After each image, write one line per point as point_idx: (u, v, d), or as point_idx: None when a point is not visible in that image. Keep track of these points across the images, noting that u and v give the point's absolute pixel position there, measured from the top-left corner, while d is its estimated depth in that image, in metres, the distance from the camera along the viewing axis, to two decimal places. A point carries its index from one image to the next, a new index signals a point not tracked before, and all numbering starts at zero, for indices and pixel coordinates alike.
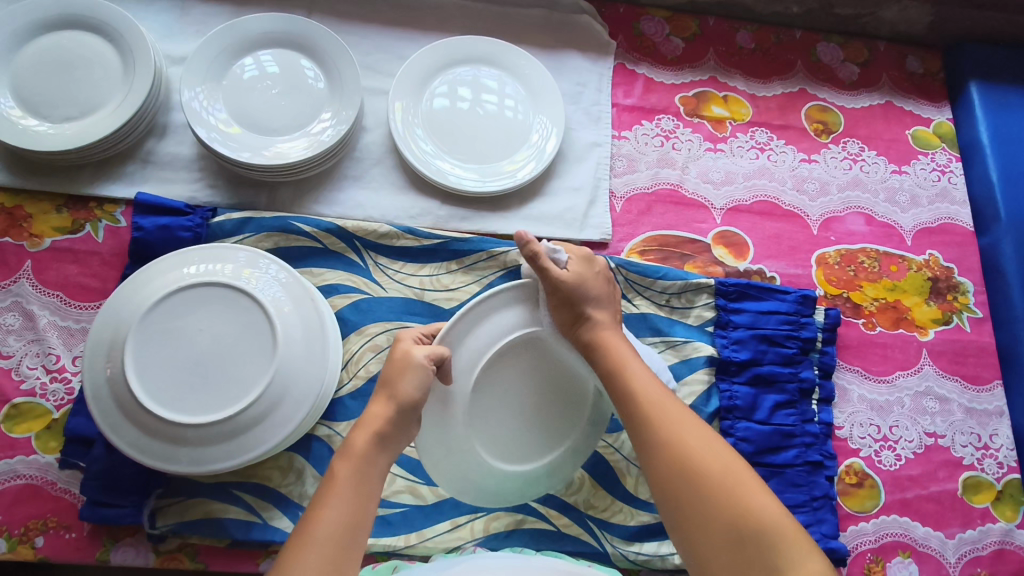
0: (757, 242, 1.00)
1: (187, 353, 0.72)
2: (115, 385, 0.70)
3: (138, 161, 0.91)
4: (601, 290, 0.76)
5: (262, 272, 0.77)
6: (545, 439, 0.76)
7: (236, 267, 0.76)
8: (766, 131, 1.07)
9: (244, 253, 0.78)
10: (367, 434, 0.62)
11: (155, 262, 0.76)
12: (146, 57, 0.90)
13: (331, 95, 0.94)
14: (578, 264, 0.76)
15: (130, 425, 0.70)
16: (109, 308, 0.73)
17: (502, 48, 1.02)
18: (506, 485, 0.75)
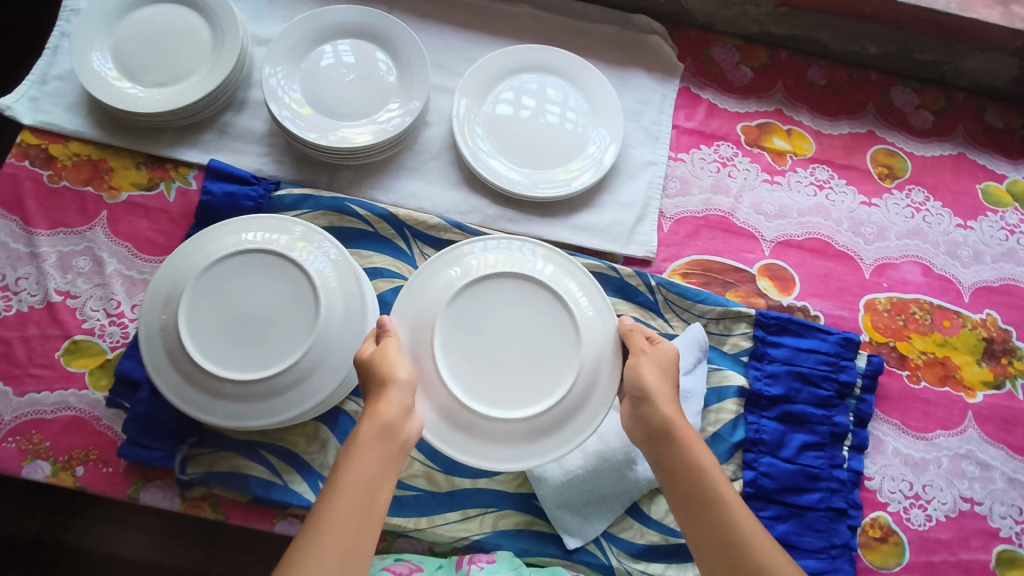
0: (804, 278, 0.98)
1: (234, 313, 0.76)
2: (168, 336, 0.75)
3: (215, 130, 0.97)
4: (662, 372, 0.71)
5: (312, 249, 0.80)
6: (539, 342, 0.73)
7: (291, 239, 0.80)
8: (828, 168, 1.05)
9: (301, 227, 0.82)
10: (386, 417, 0.62)
11: (218, 226, 0.81)
12: (234, 35, 0.95)
13: (399, 88, 0.97)
14: (659, 362, 0.72)
15: (175, 372, 0.74)
16: (171, 262, 0.78)
17: (571, 60, 1.03)
18: (518, 430, 0.71)
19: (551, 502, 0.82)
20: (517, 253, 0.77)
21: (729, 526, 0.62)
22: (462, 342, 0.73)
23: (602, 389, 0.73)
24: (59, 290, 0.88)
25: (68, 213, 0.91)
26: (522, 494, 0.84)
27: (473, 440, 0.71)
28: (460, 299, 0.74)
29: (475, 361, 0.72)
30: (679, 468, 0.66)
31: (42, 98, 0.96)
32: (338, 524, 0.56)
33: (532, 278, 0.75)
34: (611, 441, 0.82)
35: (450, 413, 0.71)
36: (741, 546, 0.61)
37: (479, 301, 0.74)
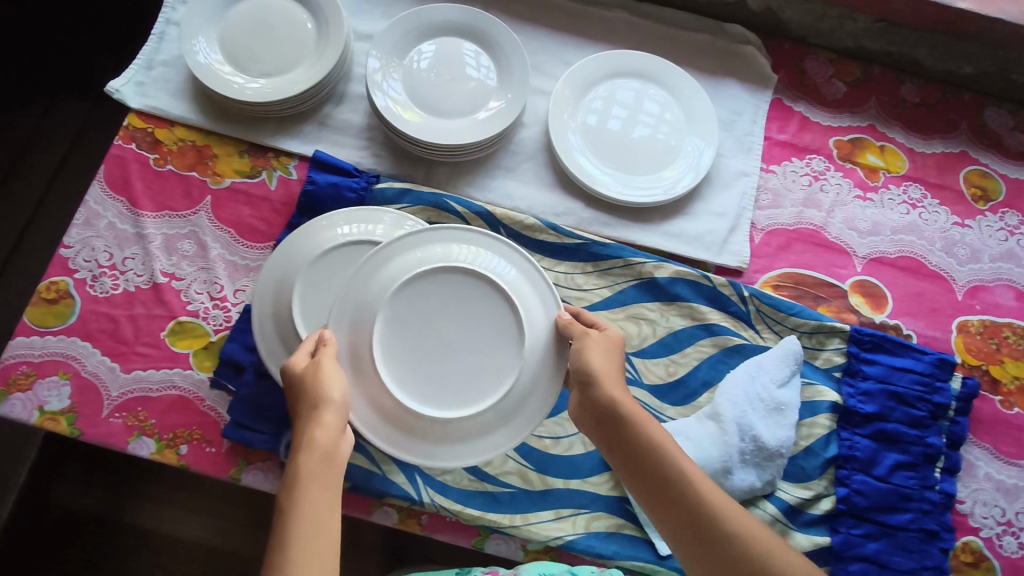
0: (896, 296, 0.98)
1: None
2: (280, 322, 0.77)
3: (316, 122, 0.99)
4: (606, 359, 0.70)
5: (410, 233, 0.80)
6: (477, 342, 0.70)
7: (386, 228, 0.81)
8: (921, 187, 1.05)
9: (394, 216, 0.83)
10: (319, 443, 0.58)
11: (314, 221, 0.82)
12: (339, 28, 0.96)
13: (498, 88, 0.98)
14: (602, 355, 0.70)
15: (287, 357, 0.76)
16: (279, 253, 0.81)
17: (666, 67, 1.04)
18: (473, 434, 0.69)
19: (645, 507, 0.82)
20: (459, 244, 0.73)
21: (694, 499, 0.63)
22: (403, 340, 0.69)
23: (535, 387, 0.71)
24: (165, 272, 0.90)
25: (173, 197, 0.93)
26: (613, 497, 0.85)
27: (426, 446, 0.69)
28: (401, 297, 0.69)
29: (417, 360, 0.69)
30: (635, 451, 0.66)
31: (147, 83, 0.97)
32: (301, 571, 0.51)
33: (472, 269, 0.71)
34: (707, 448, 0.82)
35: (395, 415, 0.68)
36: (704, 517, 0.62)
37: (417, 296, 0.70)
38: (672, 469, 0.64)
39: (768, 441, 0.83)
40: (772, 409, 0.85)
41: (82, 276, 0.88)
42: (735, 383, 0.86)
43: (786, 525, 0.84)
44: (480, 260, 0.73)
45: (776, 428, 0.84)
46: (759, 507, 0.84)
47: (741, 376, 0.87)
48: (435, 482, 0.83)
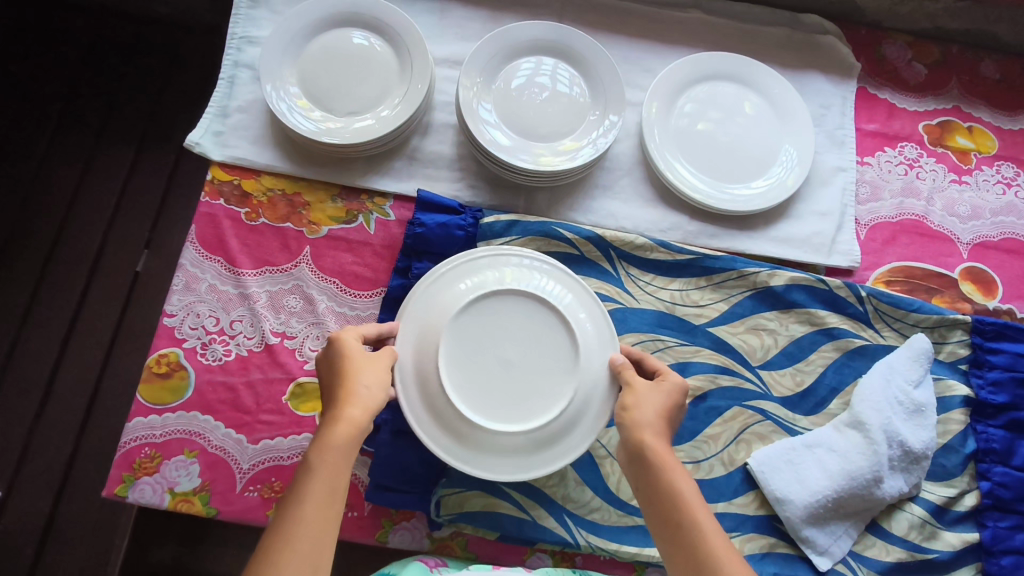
0: (1006, 280, 0.97)
1: (471, 335, 0.74)
2: (423, 371, 0.72)
3: (404, 157, 0.95)
4: (658, 405, 0.69)
5: (522, 272, 0.78)
6: (536, 361, 0.74)
7: (501, 268, 0.78)
8: (1013, 166, 1.04)
9: (514, 256, 0.80)
10: (344, 436, 0.60)
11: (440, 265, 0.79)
12: (424, 58, 0.94)
13: (592, 105, 0.95)
14: (658, 393, 0.70)
15: (416, 389, 0.72)
16: (415, 296, 0.76)
17: (752, 67, 1.02)
18: (509, 443, 0.72)
19: (798, 526, 0.81)
20: (527, 272, 0.78)
21: (710, 560, 0.57)
22: (465, 353, 0.73)
23: (591, 415, 0.74)
24: (276, 332, 0.86)
25: (272, 251, 0.89)
26: (762, 516, 0.83)
27: (468, 455, 0.72)
28: (467, 316, 0.74)
29: (473, 373, 0.73)
30: (660, 501, 0.63)
31: (227, 132, 0.94)
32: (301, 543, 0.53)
33: (538, 299, 0.76)
34: (856, 459, 0.81)
35: (442, 418, 0.72)
36: None
37: (483, 314, 0.75)
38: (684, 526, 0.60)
39: (913, 450, 0.82)
40: (912, 416, 0.84)
41: (191, 345, 0.84)
42: (869, 390, 0.85)
43: (935, 526, 0.84)
44: (544, 288, 0.77)
45: (918, 430, 0.84)
46: (906, 510, 0.84)
47: (875, 383, 0.86)
48: (585, 521, 0.80)
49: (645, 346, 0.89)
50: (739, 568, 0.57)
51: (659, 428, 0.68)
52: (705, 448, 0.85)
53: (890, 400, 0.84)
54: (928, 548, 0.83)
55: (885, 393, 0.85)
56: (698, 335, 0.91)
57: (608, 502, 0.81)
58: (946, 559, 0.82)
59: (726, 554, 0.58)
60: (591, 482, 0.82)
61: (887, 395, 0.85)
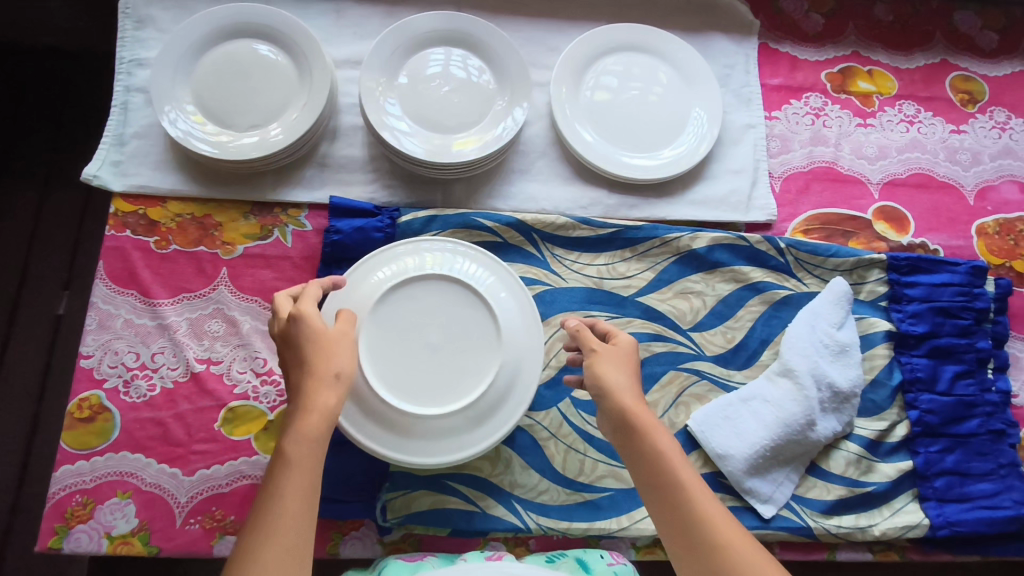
0: (916, 215, 1.01)
1: (394, 323, 0.74)
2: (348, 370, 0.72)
3: (315, 165, 0.93)
4: (627, 368, 0.65)
5: (448, 259, 0.79)
6: (460, 343, 0.74)
7: (421, 258, 0.79)
8: (914, 103, 1.07)
9: (432, 244, 0.80)
10: (320, 425, 0.55)
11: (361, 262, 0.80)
12: (321, 62, 0.91)
13: (499, 90, 0.94)
14: (625, 352, 0.67)
15: None
16: (335, 295, 0.77)
17: (654, 35, 1.02)
18: (438, 425, 0.71)
19: (740, 478, 0.83)
20: (447, 258, 0.79)
21: (708, 527, 0.54)
22: (389, 341, 0.73)
23: (520, 387, 0.74)
24: (200, 359, 0.84)
25: (187, 277, 0.87)
26: (707, 474, 0.85)
27: (397, 441, 0.70)
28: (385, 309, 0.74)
29: (398, 360, 0.73)
30: (648, 468, 0.58)
31: (125, 161, 0.91)
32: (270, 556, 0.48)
33: (458, 283, 0.76)
34: (789, 406, 0.83)
35: (369, 408, 0.71)
36: (717, 550, 0.53)
37: (404, 302, 0.75)
38: (680, 503, 0.56)
39: (843, 389, 0.85)
40: (838, 355, 0.87)
41: (112, 384, 0.81)
42: (795, 337, 0.88)
43: (871, 460, 0.87)
44: (461, 272, 0.78)
45: (845, 369, 0.86)
46: (842, 449, 0.87)
47: (800, 329, 0.88)
48: (534, 505, 0.81)
49: None
50: (739, 532, 0.54)
51: (636, 392, 0.63)
52: None
53: (815, 344, 0.87)
54: (866, 482, 0.86)
55: (810, 338, 0.87)
56: (629, 306, 0.91)
57: (555, 482, 0.82)
58: (883, 490, 0.85)
59: (723, 518, 0.55)
60: (537, 465, 0.83)
61: (812, 339, 0.87)
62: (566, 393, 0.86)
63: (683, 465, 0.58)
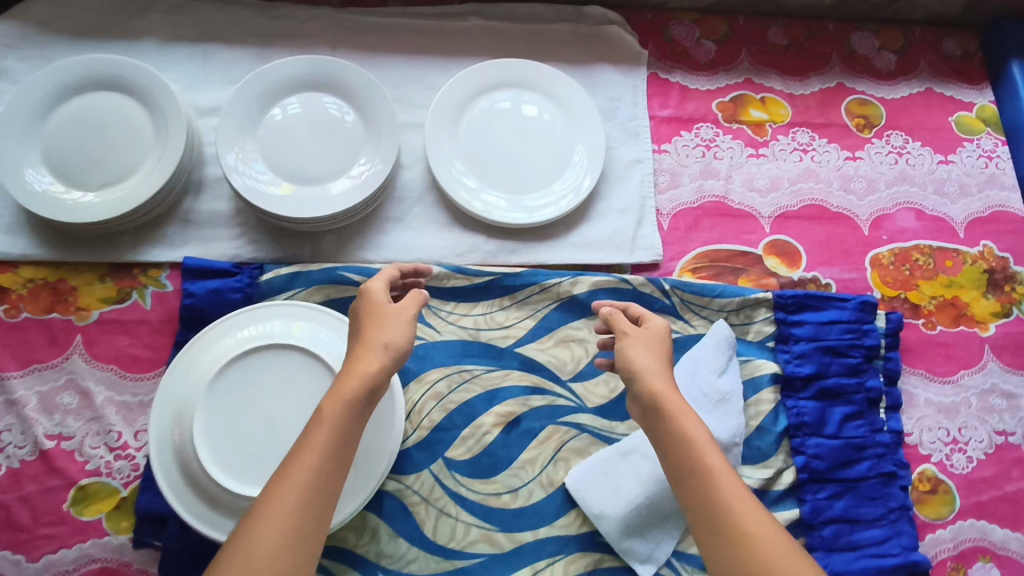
0: (809, 248, 0.98)
1: (239, 394, 0.72)
2: (183, 454, 0.69)
3: (177, 221, 0.89)
4: (657, 344, 0.70)
5: (312, 325, 0.76)
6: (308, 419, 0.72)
7: (284, 323, 0.76)
8: (808, 131, 1.04)
9: (296, 308, 0.77)
10: (355, 391, 0.60)
11: (221, 321, 0.76)
12: (176, 113, 0.87)
13: (367, 133, 0.90)
14: (657, 329, 0.72)
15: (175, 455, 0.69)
16: (183, 359, 0.73)
17: (534, 68, 0.98)
18: None
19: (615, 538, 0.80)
20: (309, 326, 0.76)
21: (724, 492, 0.59)
22: (231, 414, 0.71)
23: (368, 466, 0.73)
24: (50, 435, 0.80)
25: (38, 347, 0.83)
26: (586, 534, 0.82)
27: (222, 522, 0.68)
28: (224, 382, 0.72)
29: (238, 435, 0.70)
30: (663, 437, 0.63)
31: None
32: (287, 507, 0.54)
33: (314, 356, 0.73)
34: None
35: (199, 485, 0.68)
36: (723, 514, 0.58)
37: (251, 372, 0.73)
38: (694, 468, 0.60)
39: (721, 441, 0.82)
40: (719, 406, 0.84)
41: None
42: (676, 388, 0.85)
43: None
44: (313, 340, 0.75)
45: (725, 420, 0.84)
46: None
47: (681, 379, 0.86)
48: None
49: (451, 380, 0.87)
50: (747, 499, 0.59)
51: (662, 365, 0.68)
52: (521, 476, 0.84)
53: (694, 395, 0.84)
54: None
55: (689, 389, 0.85)
56: (506, 357, 0.89)
57: (424, 550, 0.79)
58: None
59: (733, 485, 0.59)
60: (405, 533, 0.80)
61: (692, 389, 0.85)
62: (439, 453, 0.84)
63: (704, 437, 0.62)
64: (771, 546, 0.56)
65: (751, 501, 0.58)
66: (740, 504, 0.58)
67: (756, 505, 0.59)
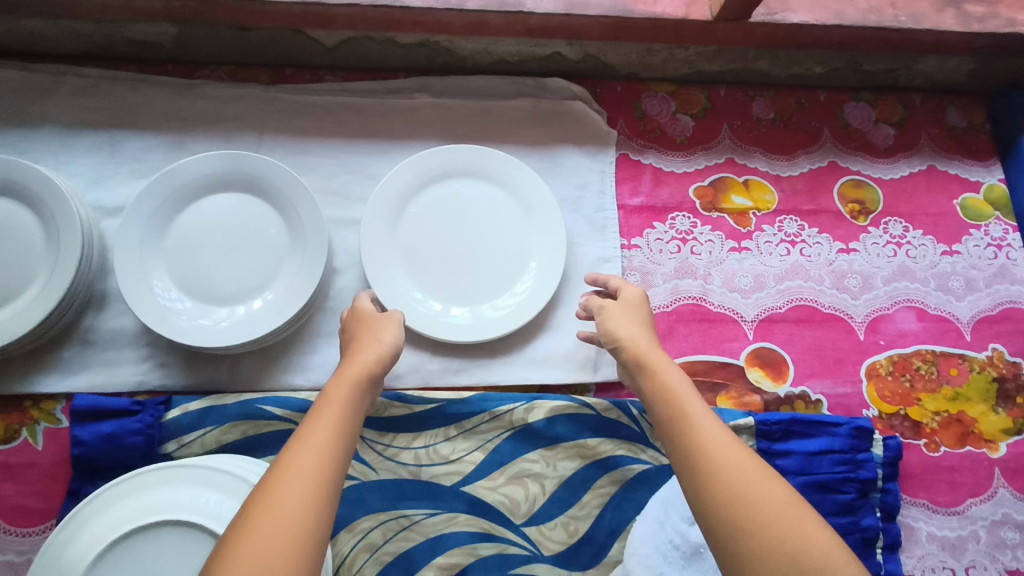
0: (797, 358, 0.87)
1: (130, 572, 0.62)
2: None
3: (75, 343, 0.78)
4: (636, 320, 0.72)
5: (226, 499, 0.65)
6: None
7: (197, 491, 0.65)
8: (796, 219, 0.93)
9: (214, 474, 0.66)
10: (356, 372, 0.61)
11: (129, 476, 0.66)
12: (69, 220, 0.75)
13: (291, 239, 0.78)
14: (634, 301, 0.74)
15: None
16: (72, 520, 0.63)
17: (486, 155, 0.87)
18: None
19: None
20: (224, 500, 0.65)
21: (708, 438, 0.56)
22: None
23: None
24: None
25: None
26: None
27: None
28: (114, 560, 0.63)
29: None
30: (650, 397, 0.63)
31: None
32: (304, 466, 0.51)
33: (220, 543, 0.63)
34: None
35: None
36: (710, 457, 0.54)
37: (148, 549, 0.63)
38: (676, 417, 0.59)
39: None
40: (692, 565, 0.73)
41: None
42: (641, 542, 0.75)
43: None
44: (222, 515, 0.64)
45: None
46: None
47: (647, 531, 0.76)
48: None
49: (387, 528, 0.76)
50: (736, 445, 0.55)
51: (645, 337, 0.69)
52: None
53: (662, 551, 0.74)
54: None
55: (656, 544, 0.74)
56: (451, 498, 0.78)
57: None
58: None
59: (720, 433, 0.56)
60: None
61: (659, 544, 0.74)
62: None
63: (686, 392, 0.61)
64: (764, 488, 0.51)
65: (732, 438, 0.56)
66: (724, 449, 0.55)
67: (747, 451, 0.55)
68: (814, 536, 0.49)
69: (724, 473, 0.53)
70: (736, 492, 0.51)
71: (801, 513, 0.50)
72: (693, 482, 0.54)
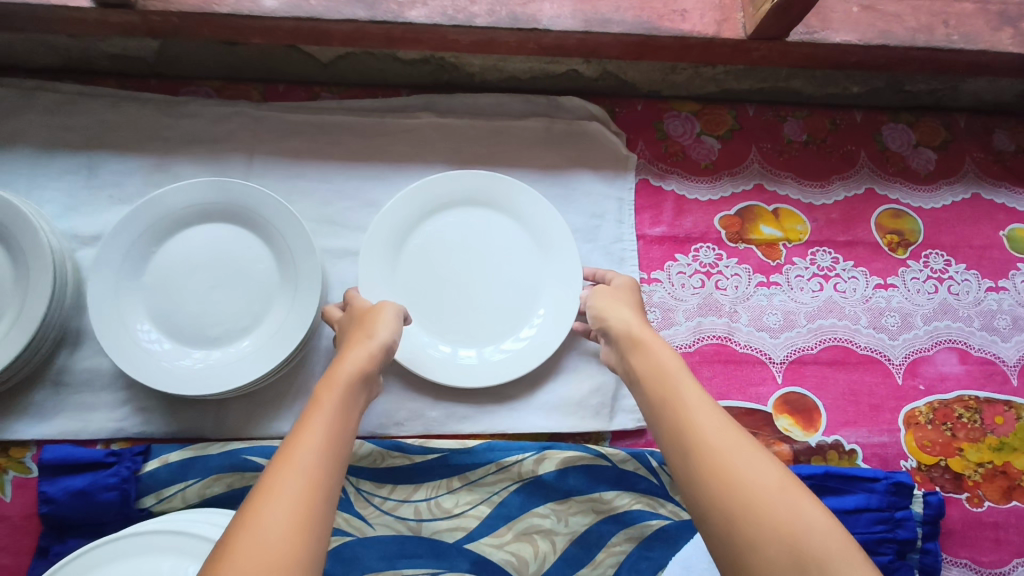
0: (829, 404, 0.81)
1: None
2: None
3: (49, 385, 0.72)
4: (633, 308, 0.68)
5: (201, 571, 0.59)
6: None
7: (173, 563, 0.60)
8: (829, 251, 0.86)
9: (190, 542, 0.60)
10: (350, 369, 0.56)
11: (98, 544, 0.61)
12: (37, 252, 0.69)
13: (282, 275, 0.73)
14: (626, 291, 0.71)
15: None
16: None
17: (495, 181, 0.80)
18: None
19: None
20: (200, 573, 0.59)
21: (699, 420, 0.52)
22: None
23: None
24: None
25: None
26: None
27: None
28: None
29: None
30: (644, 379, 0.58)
31: None
32: (300, 466, 0.45)
33: None
34: None
35: None
36: (701, 440, 0.50)
37: None
38: (668, 399, 0.55)
39: None
40: None
41: None
42: None
43: None
44: None
45: None
46: None
47: None
48: None
49: None
50: (729, 427, 0.51)
51: (642, 324, 0.65)
52: None
53: None
54: None
55: None
56: (452, 557, 0.71)
57: None
58: None
59: (714, 416, 0.52)
60: None
61: None
62: None
63: (680, 374, 0.57)
64: (757, 471, 0.47)
65: (724, 420, 0.51)
66: (716, 433, 0.50)
67: (742, 433, 0.50)
68: (805, 523, 0.43)
69: (717, 456, 0.48)
70: (728, 474, 0.47)
71: (796, 496, 0.45)
72: (685, 467, 0.50)
